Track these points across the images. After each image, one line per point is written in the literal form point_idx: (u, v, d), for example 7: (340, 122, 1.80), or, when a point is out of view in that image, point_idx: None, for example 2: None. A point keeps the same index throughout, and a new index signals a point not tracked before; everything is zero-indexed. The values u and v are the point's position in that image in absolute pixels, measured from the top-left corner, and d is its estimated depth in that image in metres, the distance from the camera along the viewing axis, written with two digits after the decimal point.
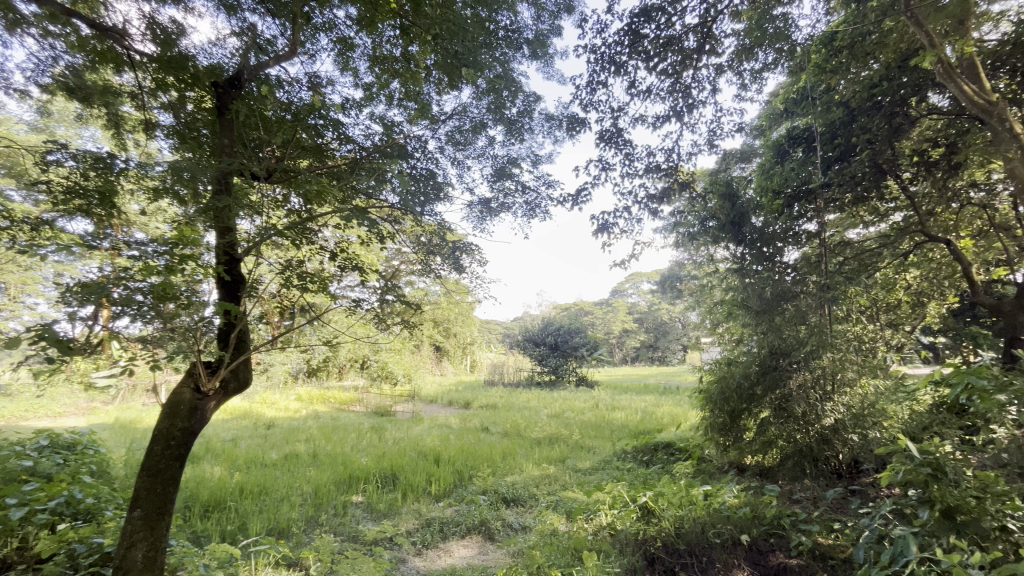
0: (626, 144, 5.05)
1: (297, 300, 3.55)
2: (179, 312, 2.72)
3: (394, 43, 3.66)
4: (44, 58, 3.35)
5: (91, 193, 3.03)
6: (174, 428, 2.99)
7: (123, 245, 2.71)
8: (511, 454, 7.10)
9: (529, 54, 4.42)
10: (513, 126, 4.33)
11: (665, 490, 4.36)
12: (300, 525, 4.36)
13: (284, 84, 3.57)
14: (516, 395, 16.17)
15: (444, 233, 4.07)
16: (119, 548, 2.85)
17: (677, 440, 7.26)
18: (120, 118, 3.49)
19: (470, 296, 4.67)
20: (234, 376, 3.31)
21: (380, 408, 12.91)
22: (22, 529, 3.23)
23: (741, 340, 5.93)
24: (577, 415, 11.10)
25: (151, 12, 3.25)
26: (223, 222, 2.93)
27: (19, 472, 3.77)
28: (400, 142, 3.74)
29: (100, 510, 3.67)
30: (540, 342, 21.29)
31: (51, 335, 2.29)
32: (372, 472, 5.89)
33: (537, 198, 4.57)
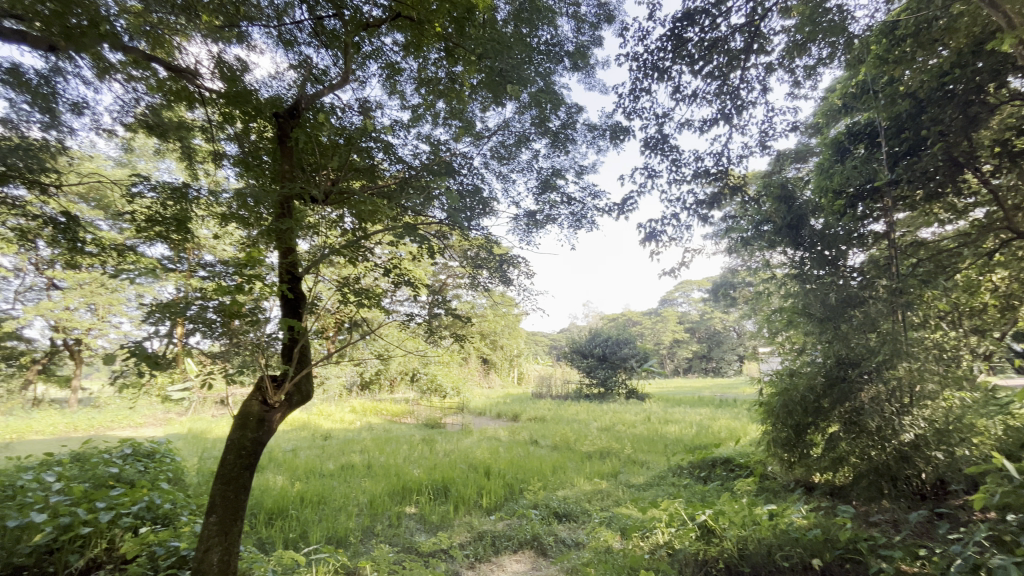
0: (673, 150, 4.93)
1: (352, 315, 3.69)
2: (244, 328, 2.92)
3: (439, 65, 3.74)
4: (129, 100, 3.71)
5: (169, 221, 3.29)
6: (245, 438, 3.16)
7: (198, 268, 2.94)
8: (562, 468, 7.00)
9: (570, 67, 4.44)
10: (557, 138, 4.36)
11: (725, 508, 4.16)
12: (357, 535, 4.47)
13: (338, 110, 3.79)
14: (565, 407, 15.96)
15: (491, 247, 4.12)
16: (197, 551, 3.04)
17: (737, 456, 6.91)
18: (192, 150, 3.84)
19: (517, 308, 4.63)
20: (298, 390, 3.47)
21: (431, 420, 13.12)
22: (110, 532, 3.51)
23: (804, 349, 5.61)
24: (628, 429, 10.80)
25: (218, 52, 3.52)
26: (284, 242, 3.13)
27: (107, 478, 4.11)
28: (447, 159, 3.87)
29: (176, 515, 3.93)
30: (588, 353, 20.94)
31: (141, 351, 2.50)
32: (425, 483, 5.97)
33: (584, 209, 4.52)
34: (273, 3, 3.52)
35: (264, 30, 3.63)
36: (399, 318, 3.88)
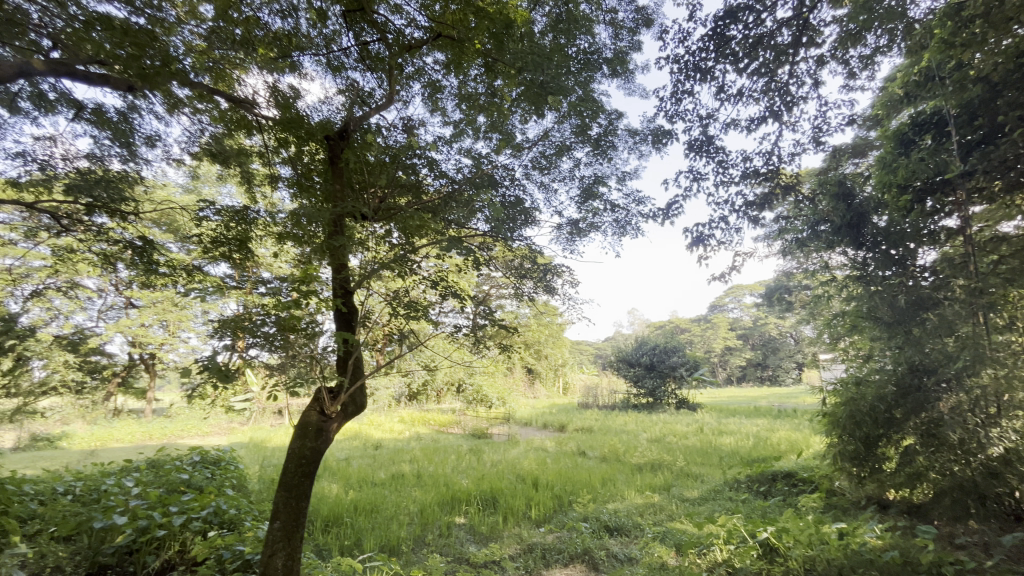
0: (719, 151, 4.77)
1: (402, 327, 3.75)
2: (301, 341, 3.05)
3: (478, 80, 3.87)
4: (195, 131, 4.05)
5: (231, 241, 3.53)
6: (304, 447, 3.30)
7: (256, 284, 3.12)
8: (612, 480, 6.85)
9: (609, 73, 4.39)
10: (599, 146, 4.30)
11: (789, 526, 3.91)
12: (409, 544, 4.55)
13: (383, 130, 3.92)
14: (613, 417, 15.64)
15: (535, 257, 4.11)
16: (263, 555, 3.17)
17: (800, 470, 6.51)
18: (251, 174, 4.09)
19: (562, 317, 4.59)
20: (353, 401, 3.60)
21: (477, 430, 13.22)
22: (182, 535, 3.72)
23: (870, 356, 5.36)
24: (680, 440, 10.42)
25: (273, 82, 3.76)
26: (337, 258, 3.26)
27: (178, 484, 4.39)
28: (489, 172, 3.89)
29: (241, 520, 4.10)
30: (635, 362, 20.44)
31: (212, 364, 2.64)
32: (474, 494, 5.99)
33: (628, 215, 4.44)
34: (322, 32, 3.77)
35: (314, 58, 3.85)
36: (445, 329, 3.90)
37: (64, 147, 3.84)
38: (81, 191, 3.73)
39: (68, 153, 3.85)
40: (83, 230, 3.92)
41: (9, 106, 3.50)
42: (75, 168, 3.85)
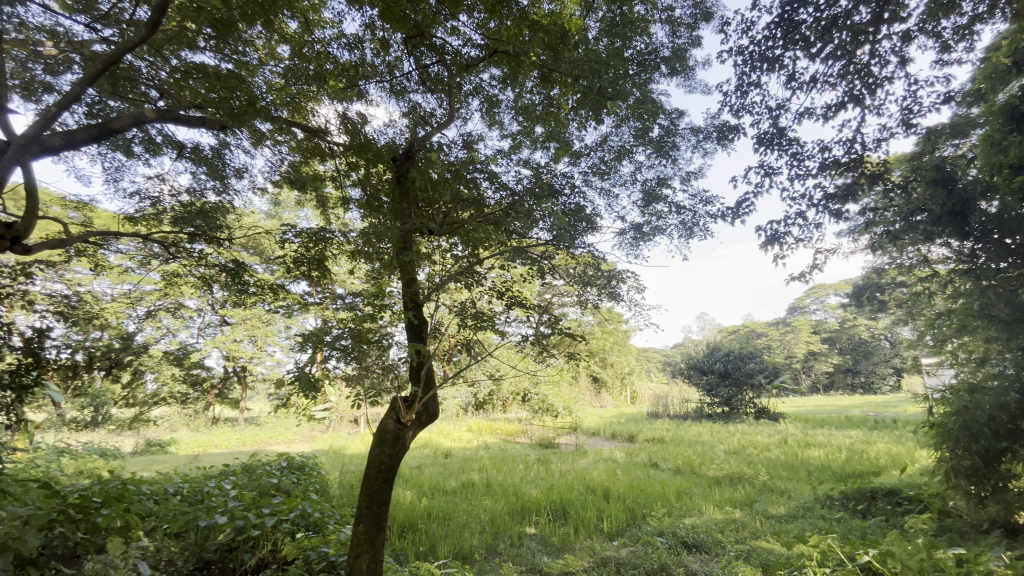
0: (793, 143, 4.47)
1: (465, 338, 3.84)
2: (374, 353, 3.22)
3: (534, 91, 3.95)
4: (276, 161, 4.44)
5: (312, 261, 3.86)
6: (384, 454, 3.48)
7: (331, 300, 3.35)
8: (687, 493, 6.54)
9: (668, 72, 4.16)
10: (662, 147, 4.10)
11: (894, 547, 3.54)
12: (481, 552, 4.59)
13: (444, 147, 4.08)
14: (685, 428, 14.93)
15: (599, 264, 3.98)
16: (349, 557, 3.32)
17: (904, 487, 5.87)
18: (326, 198, 4.41)
19: (627, 324, 4.41)
20: (426, 409, 3.74)
21: (544, 440, 13.16)
22: (274, 535, 3.99)
23: (986, 360, 4.77)
24: (761, 453, 9.73)
25: (343, 110, 4.04)
26: (407, 273, 3.46)
27: (269, 487, 4.75)
28: (548, 181, 3.86)
29: (324, 523, 4.32)
30: (707, 370, 19.40)
31: (303, 378, 2.89)
32: (544, 504, 5.95)
33: (695, 216, 4.24)
34: (385, 60, 4.00)
35: (379, 85, 4.06)
36: (511, 338, 3.84)
37: (170, 184, 4.32)
38: (185, 221, 4.16)
39: (172, 189, 4.33)
40: (185, 257, 4.34)
41: (126, 150, 4.00)
42: (179, 202, 4.31)
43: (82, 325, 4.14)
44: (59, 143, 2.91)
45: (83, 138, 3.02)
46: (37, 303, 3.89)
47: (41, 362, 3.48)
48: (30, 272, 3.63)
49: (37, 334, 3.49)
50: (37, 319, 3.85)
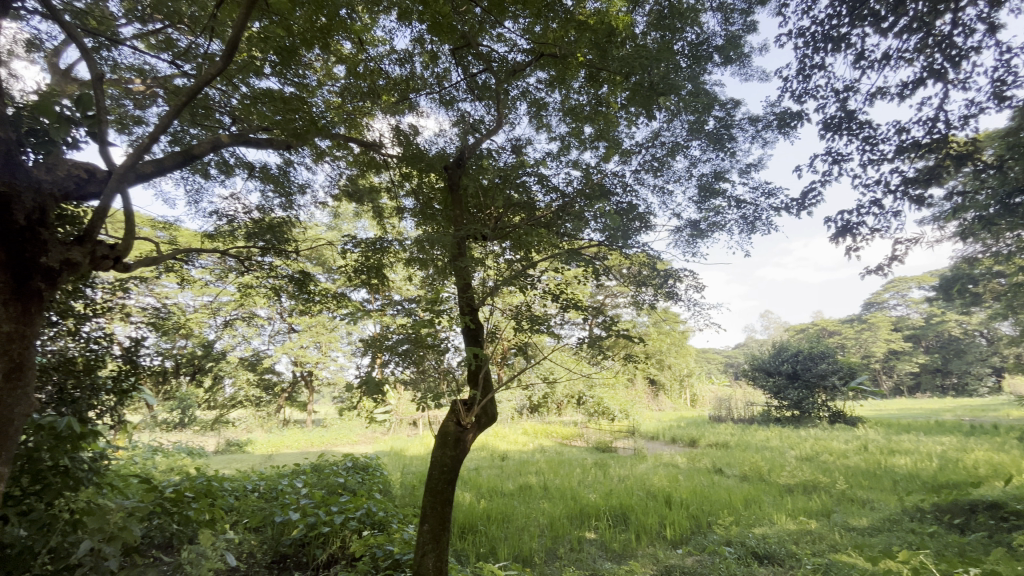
0: (865, 126, 4.07)
1: (516, 340, 3.85)
2: (428, 356, 3.34)
3: (580, 91, 3.97)
4: (335, 175, 4.72)
5: (371, 270, 4.06)
6: (445, 456, 3.58)
7: (388, 306, 3.49)
8: (756, 501, 6.21)
9: (722, 62, 3.89)
10: (718, 139, 3.85)
11: (999, 567, 3.19)
12: (541, 556, 4.59)
13: (494, 153, 4.15)
14: (751, 432, 14.14)
15: (654, 262, 3.77)
16: (415, 555, 3.41)
17: (1010, 500, 5.26)
18: (382, 209, 4.62)
19: (685, 325, 4.15)
20: (485, 412, 3.78)
21: (601, 443, 12.95)
22: (343, 533, 4.18)
23: None
24: (839, 460, 9.04)
25: (396, 123, 4.23)
26: (462, 278, 3.56)
27: (336, 486, 4.99)
28: (599, 181, 3.76)
29: (389, 522, 4.46)
30: (774, 371, 18.34)
31: (369, 380, 3.11)
32: (603, 509, 5.85)
33: (757, 210, 3.96)
34: (434, 72, 4.12)
35: (428, 96, 4.19)
36: (566, 342, 3.81)
37: (243, 203, 4.67)
38: (257, 236, 4.47)
39: (245, 207, 4.66)
40: (258, 269, 4.65)
41: (204, 173, 4.35)
42: (251, 218, 4.63)
43: (169, 333, 4.44)
44: (150, 170, 3.18)
45: (170, 164, 3.30)
46: (132, 314, 4.17)
47: (137, 367, 3.85)
48: (127, 287, 4.00)
49: (134, 343, 3.83)
50: (134, 329, 4.09)
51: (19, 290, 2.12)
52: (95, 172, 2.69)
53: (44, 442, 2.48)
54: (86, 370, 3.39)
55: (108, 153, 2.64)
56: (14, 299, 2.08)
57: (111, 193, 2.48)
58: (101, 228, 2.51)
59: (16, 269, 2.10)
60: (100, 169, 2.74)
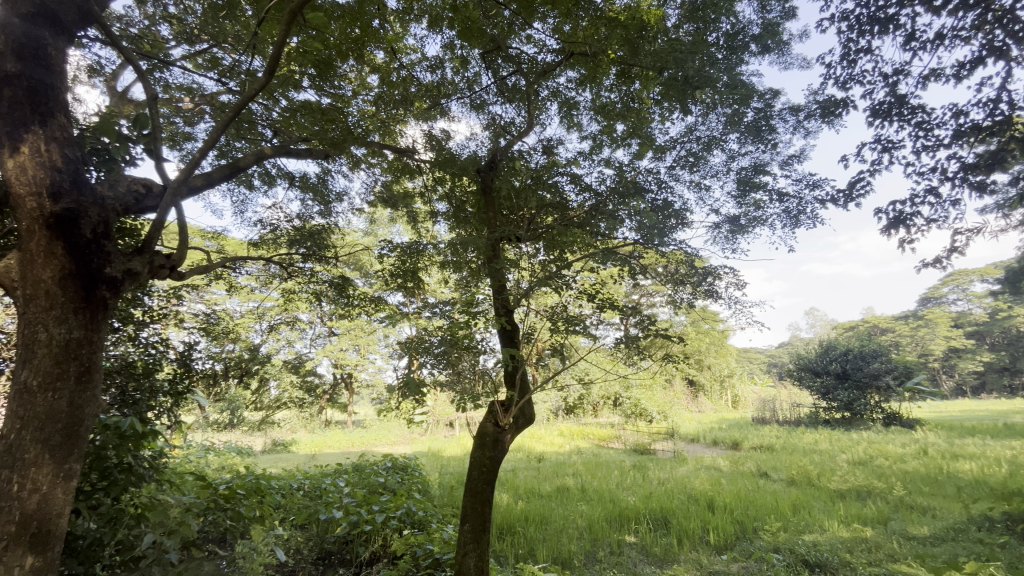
0: (917, 111, 3.82)
1: (550, 341, 3.78)
2: (463, 357, 3.40)
3: (612, 88, 3.95)
4: (370, 182, 4.86)
5: (408, 274, 4.16)
6: (484, 457, 3.60)
7: (424, 309, 3.59)
8: (805, 507, 5.95)
9: (759, 51, 3.72)
10: (759, 130, 3.70)
11: None
12: (581, 558, 4.55)
13: (526, 154, 4.16)
14: (798, 435, 13.57)
15: (692, 261, 3.67)
16: (457, 555, 3.45)
17: None
18: (415, 213, 4.72)
19: (724, 323, 3.98)
20: (522, 413, 3.79)
21: (639, 445, 12.72)
22: (384, 531, 4.27)
23: None
24: (895, 464, 8.55)
25: (428, 129, 4.32)
26: (497, 279, 3.60)
27: (377, 486, 5.10)
28: (633, 179, 3.71)
29: (428, 522, 4.52)
30: (822, 371, 17.51)
31: (412, 383, 3.21)
32: (643, 512, 5.75)
33: (801, 203, 3.78)
34: (465, 77, 4.17)
35: (460, 101, 4.25)
36: (603, 343, 3.75)
37: (285, 212, 4.86)
38: (298, 243, 4.63)
39: (286, 216, 4.84)
40: (299, 275, 4.78)
41: (248, 184, 4.55)
42: (292, 226, 4.80)
43: (219, 338, 4.65)
44: (200, 184, 3.35)
45: (218, 177, 3.46)
46: (186, 321, 4.39)
47: (190, 370, 4.06)
48: (181, 295, 4.23)
49: (187, 347, 4.04)
50: (187, 335, 4.31)
51: (87, 299, 2.24)
52: (152, 187, 2.85)
53: (110, 442, 2.62)
54: (145, 373, 3.63)
55: (163, 169, 2.80)
56: (82, 307, 2.21)
57: (166, 207, 2.62)
58: (157, 238, 2.65)
59: (84, 279, 2.23)
60: (154, 183, 2.89)
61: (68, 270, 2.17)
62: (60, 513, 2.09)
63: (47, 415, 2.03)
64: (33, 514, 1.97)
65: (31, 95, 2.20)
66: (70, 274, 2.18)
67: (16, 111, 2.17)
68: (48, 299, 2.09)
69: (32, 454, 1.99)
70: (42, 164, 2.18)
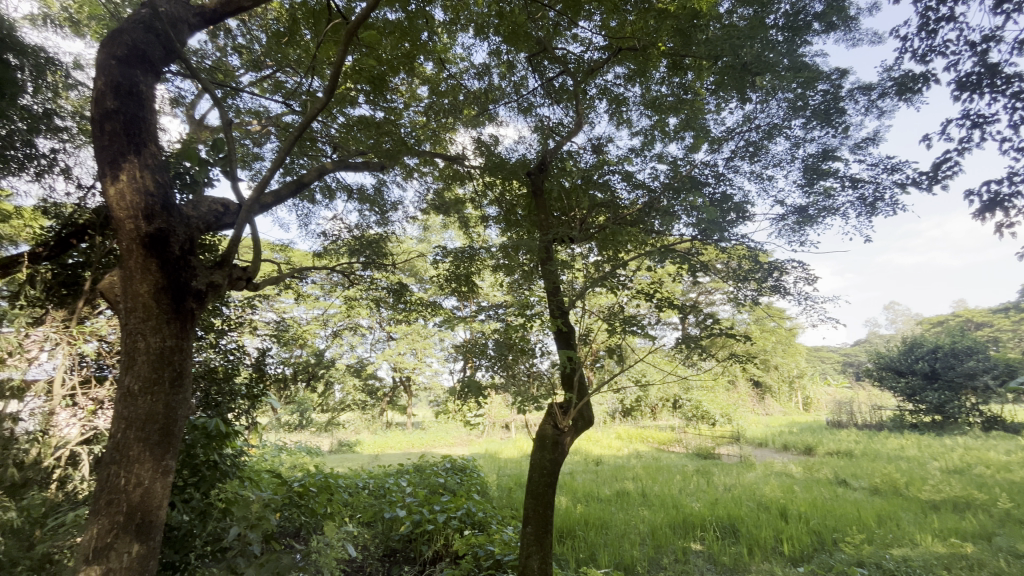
0: (1014, 80, 3.33)
1: (605, 342, 3.69)
2: (517, 361, 3.47)
3: (662, 82, 3.88)
4: (422, 191, 5.04)
5: (462, 279, 4.28)
6: (545, 459, 3.61)
7: (478, 313, 3.64)
8: (892, 518, 5.48)
9: (823, 30, 3.43)
10: (828, 114, 3.44)
11: None
12: (644, 565, 4.43)
13: (575, 154, 4.15)
14: (880, 440, 12.49)
15: (755, 256, 3.47)
16: (520, 557, 3.46)
17: None
18: (467, 218, 4.83)
19: (792, 321, 3.72)
20: (581, 416, 3.76)
21: (702, 450, 12.21)
22: (447, 530, 4.36)
23: None
24: (1000, 473, 7.68)
25: (477, 135, 4.35)
26: (552, 282, 3.62)
27: (437, 486, 5.23)
28: (688, 173, 3.59)
29: (488, 523, 4.57)
30: (907, 371, 16.05)
31: (474, 385, 3.37)
32: (709, 519, 5.53)
33: (878, 188, 3.50)
34: (512, 81, 4.21)
35: (507, 107, 4.26)
36: (659, 344, 3.65)
37: (345, 223, 5.10)
38: (359, 252, 4.86)
39: (346, 227, 5.09)
40: (359, 283, 4.97)
41: (312, 199, 4.83)
42: (351, 236, 5.04)
43: (289, 345, 4.91)
44: (270, 201, 3.59)
45: (287, 193, 3.70)
46: (259, 328, 4.63)
47: (264, 374, 4.42)
48: (254, 304, 4.54)
49: (260, 354, 4.41)
50: (260, 342, 4.61)
51: (178, 310, 2.46)
52: (229, 206, 3.07)
53: (198, 441, 2.93)
54: (225, 378, 3.98)
55: (238, 188, 3.01)
56: (173, 318, 2.42)
57: (242, 224, 2.83)
58: (234, 254, 2.87)
59: (175, 293, 2.45)
60: (230, 202, 3.12)
61: (161, 285, 2.39)
62: (160, 504, 2.30)
63: (147, 416, 2.24)
64: (137, 505, 2.18)
65: (127, 127, 2.45)
66: (163, 288, 2.40)
67: (116, 143, 2.43)
68: (145, 311, 2.31)
69: (135, 450, 2.20)
70: (138, 189, 2.41)
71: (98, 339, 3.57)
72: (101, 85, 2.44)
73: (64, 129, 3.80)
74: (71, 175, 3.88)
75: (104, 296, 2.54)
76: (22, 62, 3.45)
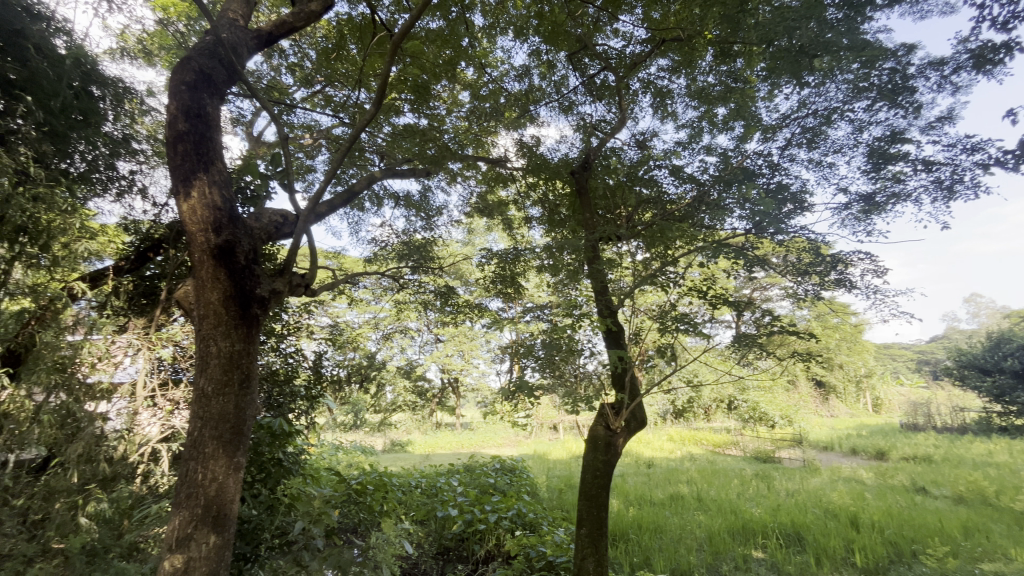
0: None
1: (654, 341, 3.59)
2: (564, 362, 3.44)
3: (709, 71, 3.75)
4: (466, 195, 5.10)
5: (507, 281, 4.30)
6: (598, 460, 3.57)
7: (524, 313, 3.66)
8: (981, 530, 5.02)
9: (886, 4, 3.21)
10: (895, 94, 3.21)
11: None
12: (702, 571, 4.29)
13: (620, 151, 4.10)
14: (964, 445, 11.44)
15: (816, 248, 3.31)
16: (575, 559, 3.44)
17: None
18: (511, 220, 4.86)
19: (860, 317, 3.50)
20: (633, 417, 3.68)
21: (761, 454, 11.65)
22: (498, 530, 4.39)
23: None
24: None
25: (518, 137, 4.38)
26: (597, 281, 3.56)
27: (488, 486, 5.28)
28: (740, 165, 3.47)
29: (540, 524, 4.56)
30: (993, 369, 14.63)
31: (524, 386, 3.37)
32: (771, 526, 5.28)
33: (956, 170, 3.21)
34: (551, 81, 4.21)
35: (549, 106, 4.25)
36: (713, 343, 3.49)
37: (393, 229, 5.25)
38: (407, 257, 5.00)
39: (395, 233, 5.25)
40: (407, 287, 5.07)
41: (361, 207, 5.01)
42: (399, 241, 5.18)
43: (344, 348, 5.11)
44: (325, 211, 3.76)
45: (340, 203, 3.85)
46: (315, 332, 4.86)
47: (321, 377, 4.61)
48: (310, 309, 4.76)
49: (317, 357, 4.61)
50: (317, 345, 4.81)
51: (244, 316, 2.61)
52: (287, 216, 3.24)
53: (263, 439, 3.11)
54: (285, 380, 4.20)
55: (295, 200, 3.16)
56: (240, 323, 2.58)
57: (300, 233, 2.97)
58: (293, 262, 3.02)
59: (241, 299, 2.60)
60: (288, 213, 3.29)
61: (230, 292, 2.55)
62: (233, 499, 2.45)
63: (219, 415, 2.40)
64: (213, 500, 2.34)
65: (197, 147, 2.64)
66: (231, 296, 2.56)
67: (188, 162, 2.61)
68: (216, 318, 2.47)
69: (210, 448, 2.36)
70: (207, 204, 2.59)
71: (173, 344, 3.88)
72: (173, 109, 2.64)
73: (140, 152, 4.16)
74: (147, 194, 4.24)
75: (180, 304, 2.74)
76: (105, 92, 3.80)
